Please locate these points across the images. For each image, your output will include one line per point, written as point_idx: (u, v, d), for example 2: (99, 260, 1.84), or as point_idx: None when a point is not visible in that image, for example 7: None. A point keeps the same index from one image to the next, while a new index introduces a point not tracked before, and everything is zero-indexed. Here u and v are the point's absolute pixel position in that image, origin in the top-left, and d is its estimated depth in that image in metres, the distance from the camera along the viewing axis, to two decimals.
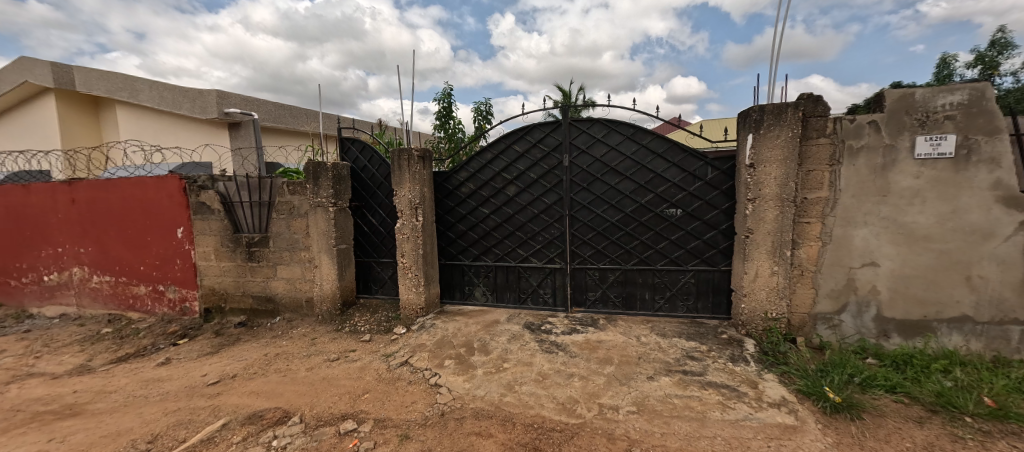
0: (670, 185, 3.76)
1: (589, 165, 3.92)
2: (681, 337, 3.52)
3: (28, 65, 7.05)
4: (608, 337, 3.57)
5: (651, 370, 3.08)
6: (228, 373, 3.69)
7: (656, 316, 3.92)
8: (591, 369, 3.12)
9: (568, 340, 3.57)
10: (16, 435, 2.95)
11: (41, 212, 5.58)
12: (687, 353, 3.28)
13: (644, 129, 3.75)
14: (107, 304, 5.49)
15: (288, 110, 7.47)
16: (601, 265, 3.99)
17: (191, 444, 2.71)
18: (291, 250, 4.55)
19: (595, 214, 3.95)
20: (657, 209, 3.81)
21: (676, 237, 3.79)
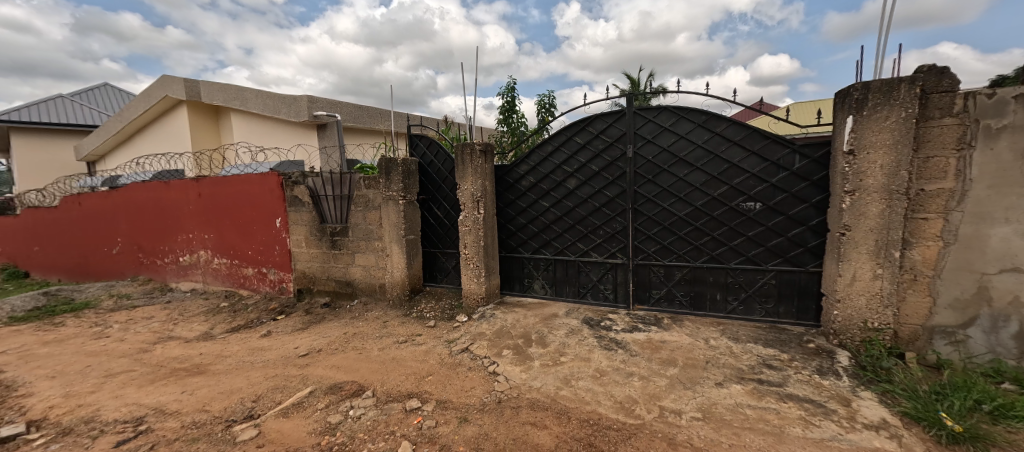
0: (748, 176, 3.43)
1: (655, 156, 3.71)
2: (756, 343, 3.20)
3: (168, 82, 8.44)
4: (673, 338, 3.38)
5: (720, 376, 2.85)
6: (315, 348, 4.15)
7: (728, 318, 3.62)
8: (653, 369, 2.98)
9: (628, 338, 3.44)
10: (162, 386, 3.61)
11: (178, 204, 6.71)
12: (764, 361, 2.98)
13: (719, 115, 3.46)
14: (225, 281, 6.44)
15: (367, 111, 8.08)
16: (667, 262, 3.77)
17: (286, 406, 3.09)
18: (367, 240, 4.94)
19: (660, 208, 3.74)
20: (732, 202, 3.49)
21: (755, 233, 3.45)
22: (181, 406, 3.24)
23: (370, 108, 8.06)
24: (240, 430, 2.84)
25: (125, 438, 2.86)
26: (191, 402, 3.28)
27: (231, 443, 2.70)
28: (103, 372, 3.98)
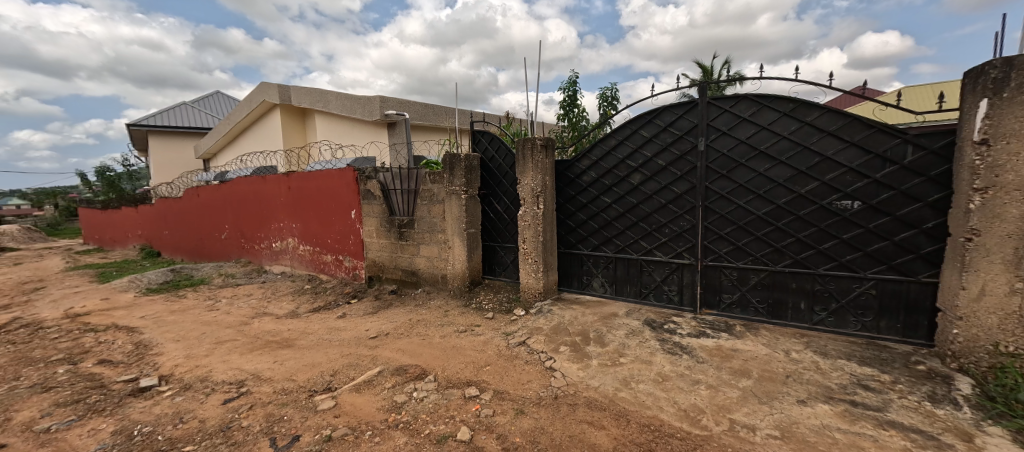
0: (845, 170, 3.08)
1: (731, 149, 3.46)
2: (849, 360, 2.87)
3: (264, 88, 9.42)
4: (746, 347, 3.13)
5: (804, 393, 2.58)
6: (383, 331, 4.41)
7: (814, 330, 3.27)
8: (722, 379, 2.78)
9: (695, 343, 3.24)
10: (261, 355, 4.05)
11: (271, 196, 7.46)
12: (859, 381, 2.66)
13: (811, 103, 3.14)
14: (308, 267, 7.06)
15: (433, 109, 8.38)
16: (741, 265, 3.50)
17: (359, 383, 3.33)
18: (431, 232, 5.15)
19: (735, 206, 3.47)
20: (822, 200, 3.16)
21: (851, 235, 3.09)
22: (273, 373, 3.61)
23: (435, 107, 8.35)
24: (320, 400, 3.10)
25: (229, 398, 3.25)
26: (280, 371, 3.66)
27: (312, 411, 2.96)
28: (213, 339, 4.56)
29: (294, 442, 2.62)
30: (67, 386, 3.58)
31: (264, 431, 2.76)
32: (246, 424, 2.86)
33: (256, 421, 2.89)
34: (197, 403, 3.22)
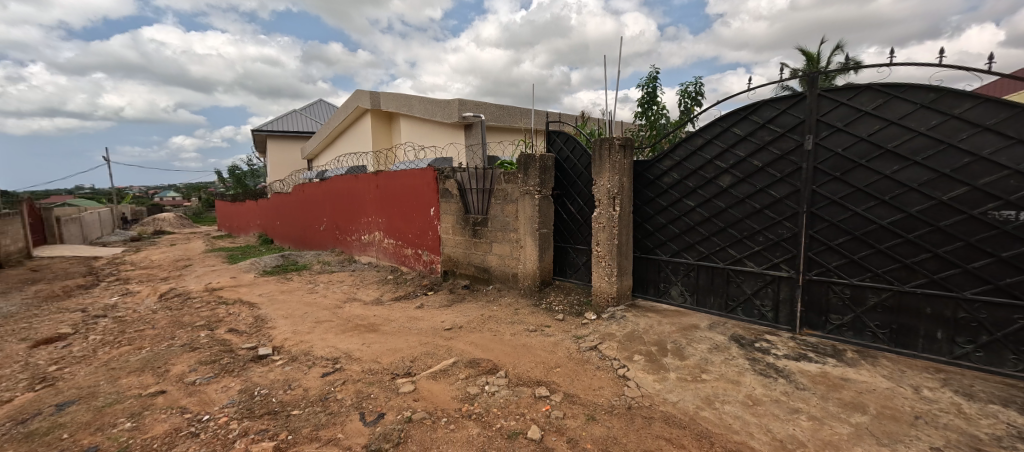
0: (1008, 173, 2.57)
1: (847, 147, 3.07)
2: (1004, 407, 2.38)
3: (357, 95, 10.34)
4: (860, 377, 2.75)
5: (938, 440, 2.19)
6: (457, 324, 4.61)
7: (953, 365, 2.78)
8: (829, 411, 2.46)
9: (794, 366, 2.92)
10: (354, 336, 4.46)
11: (362, 193, 8.19)
12: (1019, 434, 2.19)
13: (960, 92, 2.68)
14: (391, 259, 7.62)
15: (508, 110, 8.56)
16: (855, 282, 3.09)
17: (436, 370, 3.54)
18: (504, 231, 5.28)
19: (850, 213, 3.08)
20: (972, 209, 2.67)
21: (1013, 253, 2.57)
22: (362, 354, 3.97)
23: (510, 108, 8.51)
24: (401, 383, 3.35)
25: (326, 372, 3.64)
26: (368, 352, 4.01)
27: (394, 392, 3.20)
28: (313, 318, 5.13)
29: (379, 419, 2.86)
30: (206, 348, 4.31)
31: (355, 405, 3.05)
32: (340, 397, 3.18)
33: (348, 395, 3.21)
34: (301, 373, 3.64)
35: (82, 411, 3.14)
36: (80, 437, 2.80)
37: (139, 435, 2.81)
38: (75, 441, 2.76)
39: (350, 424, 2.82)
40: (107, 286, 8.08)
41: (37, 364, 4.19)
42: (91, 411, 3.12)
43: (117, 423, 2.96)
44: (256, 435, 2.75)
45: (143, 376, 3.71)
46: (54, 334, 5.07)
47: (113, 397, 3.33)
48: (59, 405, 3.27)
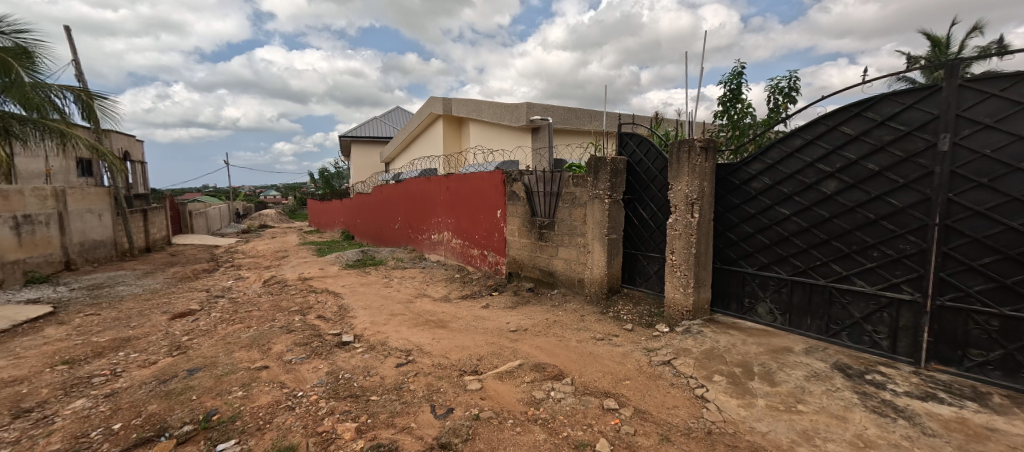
0: None
1: (999, 147, 2.54)
2: None
3: (431, 101, 10.81)
4: (1009, 428, 2.27)
5: None
6: (522, 326, 4.60)
7: None
8: None
9: (916, 407, 2.49)
10: (424, 331, 4.64)
11: (434, 194, 8.56)
12: None
13: None
14: (458, 258, 7.86)
15: (577, 112, 8.42)
16: (1005, 311, 2.55)
17: (502, 370, 3.55)
18: (570, 235, 5.18)
19: (1001, 228, 2.54)
20: None
21: None
22: (432, 349, 4.11)
23: (579, 109, 8.37)
24: (468, 380, 3.41)
25: (400, 363, 3.82)
26: (437, 347, 4.15)
27: (462, 388, 3.27)
28: (388, 311, 5.43)
29: (448, 413, 2.92)
30: (299, 331, 4.75)
31: (426, 397, 3.16)
32: (412, 388, 3.32)
33: (420, 387, 3.34)
34: (378, 362, 3.87)
35: (206, 377, 3.62)
36: (205, 400, 3.23)
37: (249, 403, 3.17)
38: (200, 403, 3.19)
39: (421, 415, 2.92)
40: (224, 271, 9.31)
41: (173, 334, 4.94)
42: (212, 378, 3.58)
43: (232, 390, 3.36)
44: (341, 415, 2.96)
45: (251, 350, 4.20)
46: (185, 309, 5.95)
47: (228, 367, 3.79)
48: (190, 370, 3.80)
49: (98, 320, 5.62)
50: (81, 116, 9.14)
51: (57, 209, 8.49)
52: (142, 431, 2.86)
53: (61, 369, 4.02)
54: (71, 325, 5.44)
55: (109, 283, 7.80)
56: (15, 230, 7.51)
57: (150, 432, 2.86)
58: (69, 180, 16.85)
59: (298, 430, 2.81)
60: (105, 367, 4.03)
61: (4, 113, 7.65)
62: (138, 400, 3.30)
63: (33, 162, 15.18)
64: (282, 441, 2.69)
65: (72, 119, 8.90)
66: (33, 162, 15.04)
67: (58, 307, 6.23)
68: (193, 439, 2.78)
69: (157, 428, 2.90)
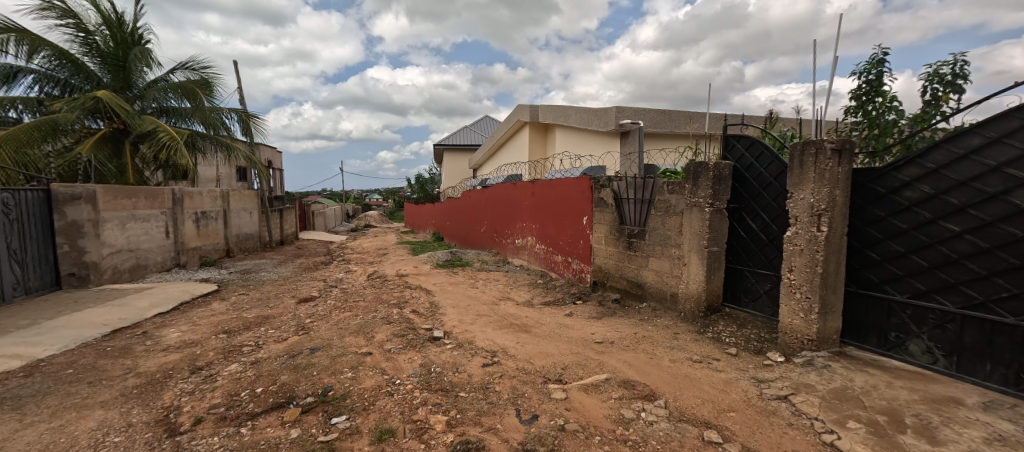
0: None
1: None
2: None
3: (518, 109, 11.01)
4: None
5: None
6: (608, 339, 4.37)
7: None
8: None
9: None
10: (509, 334, 4.65)
11: (520, 199, 8.68)
12: None
13: None
14: (541, 264, 7.83)
15: (672, 115, 7.88)
16: None
17: (589, 383, 3.39)
18: (664, 246, 4.82)
19: None
20: None
21: None
22: (516, 353, 4.10)
23: (674, 111, 7.84)
24: (553, 388, 3.32)
25: (485, 363, 3.87)
26: (521, 351, 4.13)
27: (547, 396, 3.19)
28: (475, 311, 5.57)
29: (534, 420, 2.86)
30: (397, 323, 5.08)
31: (511, 400, 3.13)
32: (498, 389, 3.33)
33: (505, 389, 3.33)
34: (465, 360, 3.96)
35: (324, 356, 4.03)
36: (322, 376, 3.58)
37: (357, 383, 3.44)
38: (319, 378, 3.55)
39: (507, 417, 2.90)
40: (337, 264, 10.44)
41: (299, 316, 5.63)
42: (329, 358, 3.97)
43: (344, 370, 3.69)
44: (433, 407, 3.06)
45: (358, 337, 4.59)
46: (308, 295, 6.79)
47: (341, 350, 4.18)
48: (312, 349, 4.28)
49: (247, 298, 6.68)
50: (240, 131, 10.78)
51: (222, 207, 10.30)
52: (276, 397, 3.28)
53: (223, 337, 4.85)
54: (228, 301, 6.54)
55: (254, 269, 9.22)
56: (196, 223, 9.29)
57: (282, 399, 3.25)
58: (231, 184, 20.52)
59: (396, 416, 2.97)
60: (251, 339, 4.74)
61: (193, 131, 9.58)
62: (274, 369, 3.80)
63: (208, 169, 18.81)
64: (382, 424, 2.86)
65: (235, 134, 10.52)
66: (209, 169, 18.63)
67: (220, 286, 7.52)
68: (313, 410, 3.09)
69: (287, 396, 3.29)
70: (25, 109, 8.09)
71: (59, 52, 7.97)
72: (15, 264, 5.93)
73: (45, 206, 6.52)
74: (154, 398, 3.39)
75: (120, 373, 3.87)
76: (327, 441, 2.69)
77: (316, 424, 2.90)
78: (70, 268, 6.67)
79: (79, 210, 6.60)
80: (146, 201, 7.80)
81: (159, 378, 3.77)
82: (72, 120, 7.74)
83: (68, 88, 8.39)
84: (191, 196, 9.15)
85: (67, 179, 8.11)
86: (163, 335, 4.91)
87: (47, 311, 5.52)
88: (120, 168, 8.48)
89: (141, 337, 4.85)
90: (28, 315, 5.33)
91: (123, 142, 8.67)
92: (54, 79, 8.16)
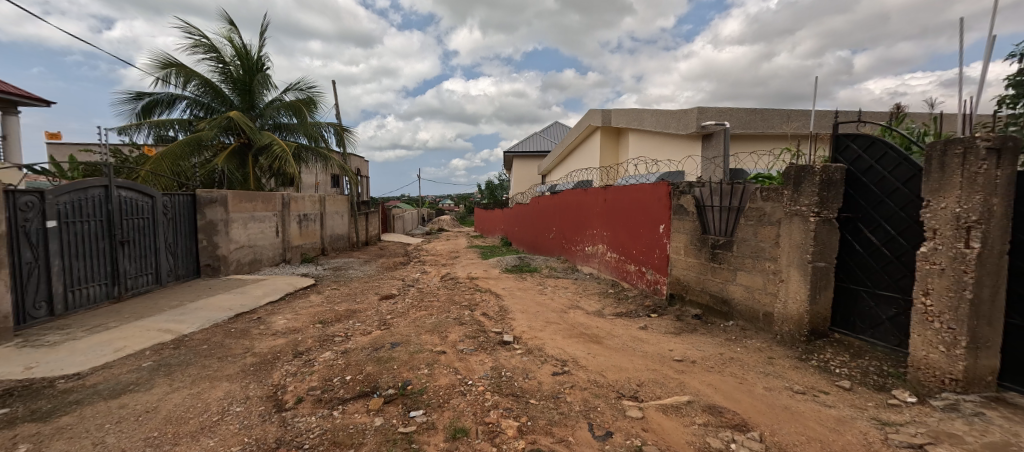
0: None
1: None
2: None
3: (589, 114, 10.79)
4: None
5: None
6: (690, 357, 4.01)
7: None
8: None
9: None
10: (580, 344, 4.48)
11: (591, 206, 8.45)
12: None
13: None
14: (612, 273, 7.52)
15: (763, 114, 7.17)
16: None
17: (669, 404, 3.12)
18: (755, 259, 4.34)
19: None
20: None
21: None
22: (587, 364, 3.93)
23: (766, 110, 7.12)
24: (628, 405, 3.11)
25: (556, 372, 3.75)
26: (594, 363, 3.95)
27: (622, 413, 2.99)
28: (544, 318, 5.47)
29: (608, 437, 2.69)
30: (469, 325, 5.15)
31: (583, 413, 2.98)
32: (569, 400, 3.20)
33: (577, 400, 3.19)
34: (535, 366, 3.88)
35: (403, 351, 4.19)
36: (402, 370, 3.72)
37: (433, 380, 3.52)
38: (399, 372, 3.70)
39: (579, 430, 2.77)
40: (413, 265, 10.99)
41: (381, 312, 5.96)
42: (407, 354, 4.12)
43: (421, 367, 3.80)
44: (504, 411, 3.01)
45: (433, 335, 4.72)
46: (389, 293, 7.20)
47: (418, 347, 4.32)
48: (392, 344, 4.49)
49: (338, 293, 7.26)
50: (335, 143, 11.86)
51: (319, 210, 11.37)
52: (363, 386, 3.46)
53: (318, 326, 5.29)
54: (323, 294, 7.17)
55: (343, 267, 10.01)
56: (300, 223, 10.37)
57: (367, 388, 3.43)
58: (326, 190, 22.74)
59: (469, 415, 2.98)
60: (341, 330, 5.10)
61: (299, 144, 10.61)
62: (361, 360, 4.03)
63: (309, 176, 21.03)
64: (456, 423, 2.88)
65: (332, 145, 11.63)
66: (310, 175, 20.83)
67: (316, 280, 8.27)
68: (394, 401, 3.22)
69: (372, 385, 3.47)
70: (180, 129, 9.61)
71: (205, 83, 9.44)
72: (169, 255, 7.03)
73: (190, 208, 7.56)
74: (266, 376, 3.78)
75: (241, 351, 4.38)
76: (407, 433, 2.77)
77: (397, 416, 3.01)
78: (207, 259, 7.80)
79: (215, 211, 7.72)
80: (263, 203, 8.87)
81: (270, 358, 4.20)
82: (212, 137, 9.07)
83: (211, 111, 9.91)
84: (296, 200, 10.24)
85: (207, 186, 9.60)
86: (272, 321, 5.50)
87: (189, 295, 6.49)
88: (244, 176, 9.78)
89: (256, 322, 5.47)
90: (176, 297, 6.31)
91: (247, 154, 9.88)
92: (201, 104, 9.72)
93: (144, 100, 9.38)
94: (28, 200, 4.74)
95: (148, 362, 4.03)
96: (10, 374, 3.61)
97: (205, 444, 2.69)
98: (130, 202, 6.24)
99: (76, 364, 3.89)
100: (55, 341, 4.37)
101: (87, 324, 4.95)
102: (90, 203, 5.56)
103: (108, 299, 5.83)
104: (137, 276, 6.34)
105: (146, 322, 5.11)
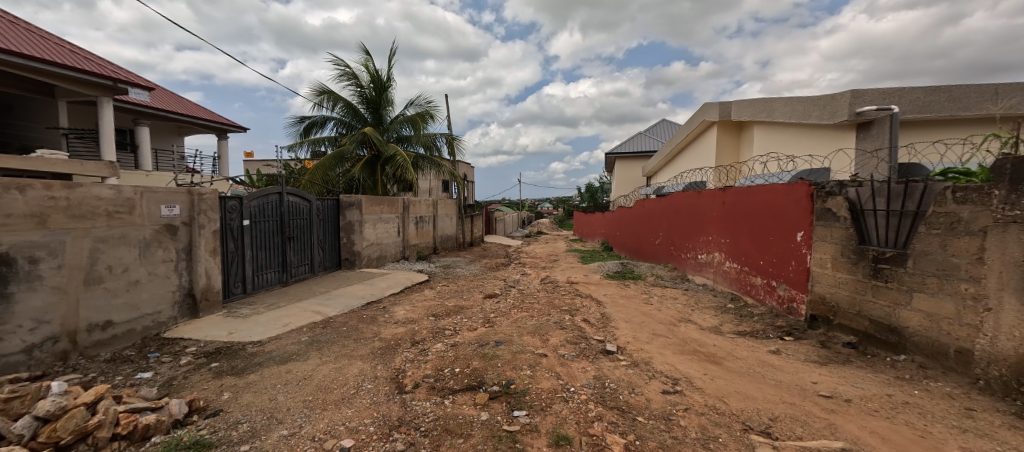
0: None
1: None
2: None
3: (705, 108, 9.80)
4: None
5: None
6: (842, 395, 3.26)
7: None
8: None
9: None
10: (696, 362, 4.00)
11: (706, 209, 7.63)
12: None
13: None
14: (732, 286, 6.66)
15: (947, 92, 5.70)
16: None
17: (815, 447, 2.56)
18: (943, 278, 3.38)
19: None
20: None
21: None
22: (704, 386, 3.46)
23: (953, 87, 5.65)
24: (757, 441, 2.62)
25: (666, 390, 3.37)
26: (712, 385, 3.47)
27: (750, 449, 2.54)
28: (651, 330, 5.03)
29: None
30: (570, 330, 4.97)
31: (700, 441, 2.61)
32: (683, 424, 2.82)
33: (692, 425, 2.81)
34: (641, 381, 3.55)
35: (507, 350, 4.19)
36: (506, 369, 3.70)
37: (535, 383, 3.43)
38: (503, 370, 3.68)
39: None
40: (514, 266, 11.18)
41: (485, 310, 6.11)
42: (511, 353, 4.11)
43: (524, 367, 3.74)
44: (609, 425, 2.78)
45: (535, 337, 4.65)
46: (493, 292, 7.39)
47: (521, 347, 4.28)
48: (496, 342, 4.52)
49: (447, 289, 7.69)
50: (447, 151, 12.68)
51: (432, 213, 12.25)
52: (469, 379, 3.52)
53: (431, 319, 5.63)
54: (434, 290, 7.65)
55: (452, 265, 10.62)
56: (416, 225, 11.29)
57: (474, 381, 3.48)
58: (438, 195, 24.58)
59: (572, 424, 2.81)
60: (450, 324, 5.34)
61: (416, 153, 11.55)
62: (469, 354, 4.13)
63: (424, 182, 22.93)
64: (558, 429, 2.73)
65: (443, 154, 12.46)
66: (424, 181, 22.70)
67: (429, 276, 8.89)
68: (499, 398, 3.19)
69: (478, 380, 3.51)
70: (330, 145, 11.20)
71: (348, 104, 10.92)
72: (320, 249, 8.17)
73: (334, 211, 8.70)
74: (390, 359, 4.10)
75: (370, 335, 4.84)
76: (511, 432, 2.71)
77: (501, 413, 2.97)
78: (346, 254, 8.88)
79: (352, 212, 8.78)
80: (389, 207, 9.86)
81: (393, 344, 4.55)
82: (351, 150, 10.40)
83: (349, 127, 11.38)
84: (414, 204, 11.17)
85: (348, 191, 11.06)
86: (394, 311, 6.00)
87: (335, 283, 7.46)
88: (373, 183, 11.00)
89: (381, 310, 6.03)
90: (326, 285, 7.30)
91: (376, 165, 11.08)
92: (344, 122, 11.24)
93: (304, 123, 11.20)
94: (233, 204, 5.89)
95: (305, 337, 4.66)
96: (219, 337, 4.45)
97: (345, 414, 2.97)
98: (296, 205, 7.40)
99: (259, 333, 4.66)
100: (246, 313, 5.32)
101: (266, 302, 5.95)
102: (270, 206, 6.70)
103: (280, 283, 6.97)
104: (298, 265, 7.47)
105: (305, 304, 5.97)
